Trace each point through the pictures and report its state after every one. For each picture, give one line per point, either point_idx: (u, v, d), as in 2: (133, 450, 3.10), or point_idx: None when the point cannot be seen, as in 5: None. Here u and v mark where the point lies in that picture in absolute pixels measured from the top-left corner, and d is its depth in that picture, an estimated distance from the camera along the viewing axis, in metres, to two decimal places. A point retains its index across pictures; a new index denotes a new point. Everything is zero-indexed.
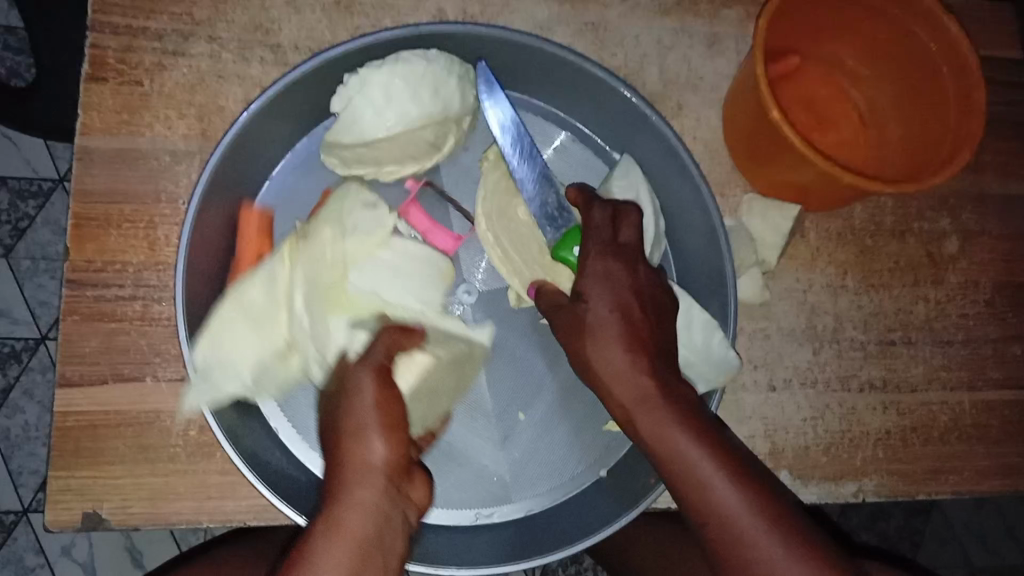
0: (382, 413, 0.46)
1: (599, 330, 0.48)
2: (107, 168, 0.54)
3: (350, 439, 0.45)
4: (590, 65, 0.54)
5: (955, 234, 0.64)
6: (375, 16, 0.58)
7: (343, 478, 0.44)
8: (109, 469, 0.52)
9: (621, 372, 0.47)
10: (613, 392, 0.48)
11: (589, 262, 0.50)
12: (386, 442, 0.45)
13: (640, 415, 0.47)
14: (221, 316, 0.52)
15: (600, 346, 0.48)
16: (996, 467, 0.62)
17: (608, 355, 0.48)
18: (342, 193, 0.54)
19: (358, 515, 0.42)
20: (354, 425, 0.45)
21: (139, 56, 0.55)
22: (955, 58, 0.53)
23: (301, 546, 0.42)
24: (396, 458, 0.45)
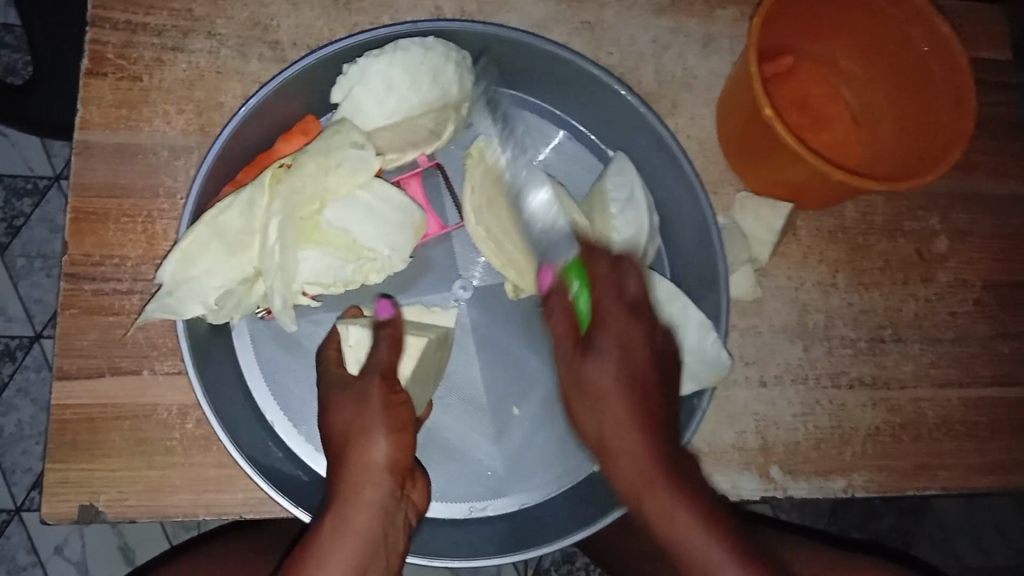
0: (388, 416, 0.49)
1: (613, 411, 0.48)
2: (105, 163, 0.55)
3: (357, 443, 0.48)
4: (587, 64, 0.55)
5: (945, 233, 0.65)
6: (373, 14, 0.59)
7: (352, 479, 0.48)
8: (107, 461, 0.53)
9: (633, 455, 0.47)
10: (619, 462, 0.48)
11: (603, 320, 0.49)
12: (391, 443, 0.48)
13: (651, 498, 0.47)
14: (196, 237, 0.51)
15: (614, 422, 0.48)
16: (983, 463, 0.63)
17: (622, 432, 0.47)
18: (331, 130, 0.53)
19: (365, 514, 0.47)
20: (361, 429, 0.48)
21: (138, 52, 0.56)
22: (947, 58, 0.54)
23: (310, 539, 0.47)
24: (400, 457, 0.49)
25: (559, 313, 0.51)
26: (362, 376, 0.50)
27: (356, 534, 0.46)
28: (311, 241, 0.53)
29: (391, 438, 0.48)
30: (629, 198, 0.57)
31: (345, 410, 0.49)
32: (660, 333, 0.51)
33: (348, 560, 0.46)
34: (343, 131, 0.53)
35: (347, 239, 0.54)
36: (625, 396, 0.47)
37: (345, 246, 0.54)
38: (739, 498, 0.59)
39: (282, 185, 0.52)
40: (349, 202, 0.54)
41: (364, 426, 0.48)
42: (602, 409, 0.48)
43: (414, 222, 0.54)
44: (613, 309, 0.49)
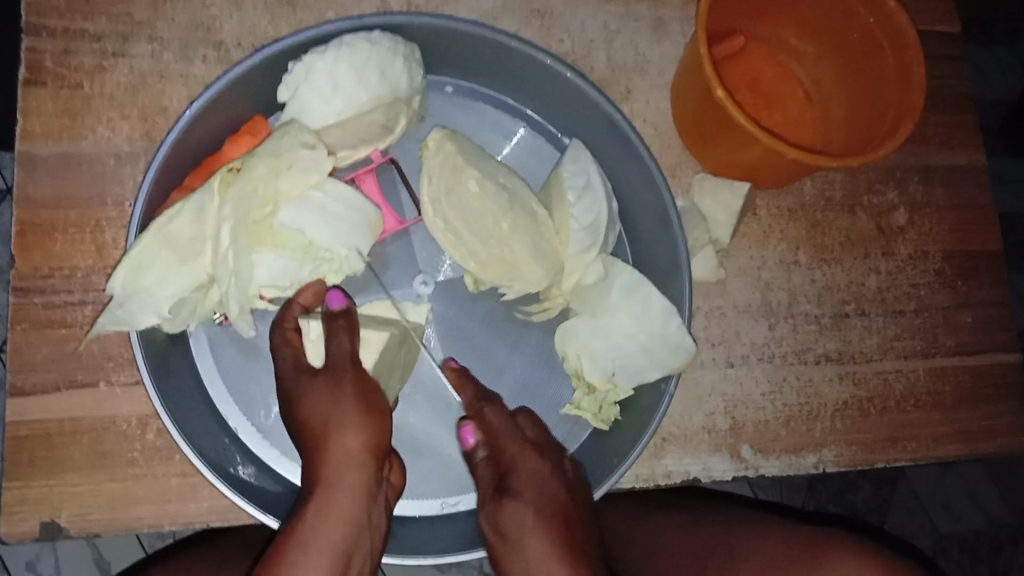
0: (364, 399, 0.48)
1: (531, 543, 0.47)
2: (50, 174, 0.53)
3: (334, 428, 0.47)
4: (536, 52, 0.55)
5: (902, 206, 0.65)
6: (318, 10, 0.58)
7: (332, 466, 0.46)
8: (66, 478, 0.51)
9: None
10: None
11: (515, 488, 0.49)
12: (368, 429, 0.47)
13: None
14: (143, 247, 0.50)
15: (543, 571, 0.47)
16: (951, 432, 0.63)
17: (548, 563, 0.47)
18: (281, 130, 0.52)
19: (347, 501, 0.46)
20: (336, 416, 0.47)
21: (79, 59, 0.54)
22: (894, 31, 0.54)
23: (291, 527, 0.45)
24: (378, 442, 0.48)
25: (482, 468, 0.51)
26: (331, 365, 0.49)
27: (340, 521, 0.45)
28: (265, 244, 0.52)
29: (369, 423, 0.47)
30: (587, 186, 0.56)
31: (320, 397, 0.48)
32: (571, 471, 0.52)
33: (333, 545, 0.44)
34: (291, 132, 0.51)
35: (302, 239, 0.53)
36: (545, 532, 0.47)
37: (301, 248, 0.53)
38: (709, 480, 0.59)
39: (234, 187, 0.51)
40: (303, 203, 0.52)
41: (340, 412, 0.47)
42: (525, 557, 0.47)
43: (371, 221, 0.53)
44: (526, 452, 0.50)
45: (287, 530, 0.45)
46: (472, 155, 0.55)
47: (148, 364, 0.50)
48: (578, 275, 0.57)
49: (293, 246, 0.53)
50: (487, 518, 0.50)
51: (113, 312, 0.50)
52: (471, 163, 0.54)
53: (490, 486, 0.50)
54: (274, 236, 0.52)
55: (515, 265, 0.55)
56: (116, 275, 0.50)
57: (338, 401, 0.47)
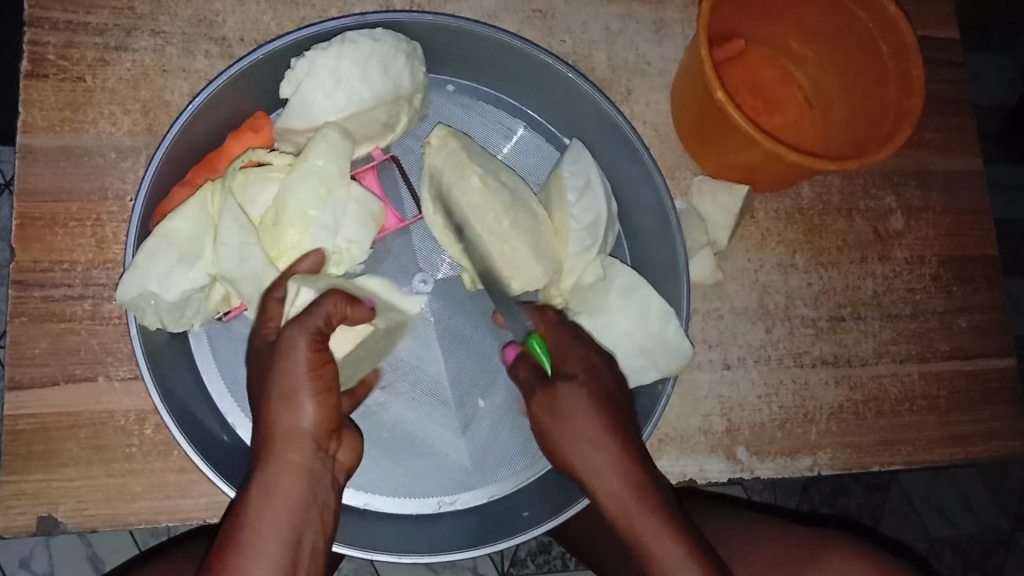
0: (315, 375, 0.44)
1: (584, 425, 0.48)
2: (50, 167, 0.53)
3: (282, 403, 0.44)
4: (539, 52, 0.55)
5: (900, 210, 0.65)
6: (321, 7, 0.58)
7: (275, 441, 0.44)
8: (63, 472, 0.51)
9: (615, 467, 0.47)
10: (602, 495, 0.48)
11: (566, 367, 0.51)
12: (317, 407, 0.44)
13: (638, 522, 0.46)
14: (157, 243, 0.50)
15: (595, 455, 0.48)
16: (945, 436, 0.64)
17: (597, 437, 0.48)
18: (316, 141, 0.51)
19: (292, 481, 0.44)
20: (282, 389, 0.44)
21: (80, 52, 0.54)
22: (894, 37, 0.55)
23: (238, 506, 0.44)
24: (328, 416, 0.45)
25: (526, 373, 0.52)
26: (285, 331, 0.45)
27: (289, 499, 0.43)
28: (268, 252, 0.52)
29: (319, 397, 0.44)
30: (587, 186, 0.56)
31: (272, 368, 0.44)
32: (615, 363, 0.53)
33: (279, 527, 0.43)
34: (319, 133, 0.51)
35: (303, 247, 0.52)
36: (594, 409, 0.49)
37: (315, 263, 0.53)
38: (705, 481, 0.59)
39: (252, 188, 0.52)
40: (309, 211, 0.52)
41: (288, 385, 0.44)
42: (580, 439, 0.48)
43: (373, 212, 0.53)
44: (572, 343, 0.52)
45: (236, 509, 0.44)
46: (475, 153, 0.55)
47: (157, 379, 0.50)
48: (576, 275, 0.56)
49: (294, 254, 0.52)
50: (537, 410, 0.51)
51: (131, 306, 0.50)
52: (474, 160, 0.54)
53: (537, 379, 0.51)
54: (278, 243, 0.52)
55: (514, 263, 0.54)
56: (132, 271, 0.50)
57: (285, 371, 0.44)
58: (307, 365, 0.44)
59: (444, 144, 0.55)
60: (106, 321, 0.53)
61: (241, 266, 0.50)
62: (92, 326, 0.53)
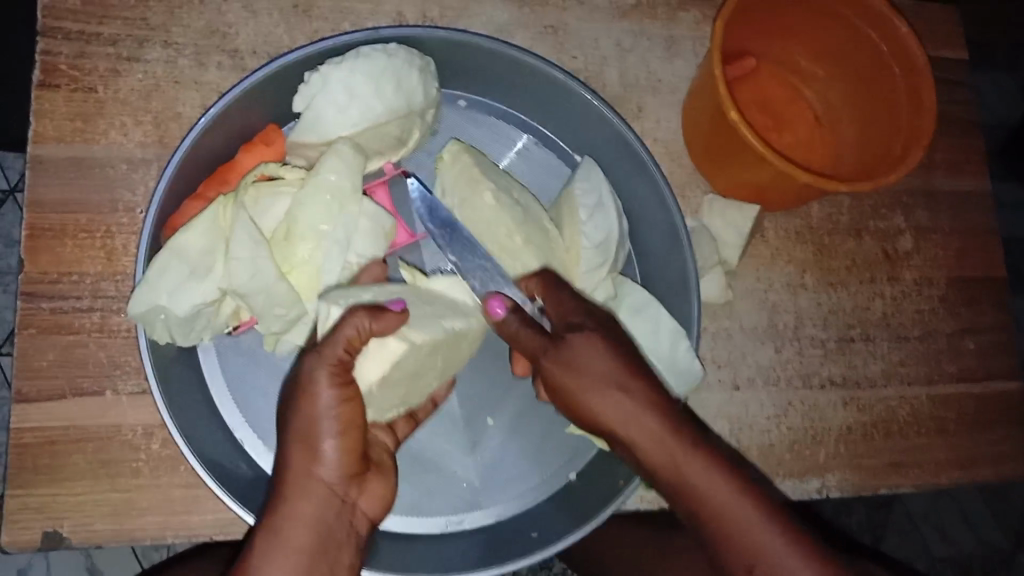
0: (341, 414, 0.44)
1: (603, 371, 0.46)
2: (60, 178, 0.53)
3: (302, 444, 0.44)
4: (552, 70, 0.55)
5: (908, 230, 0.65)
6: (334, 20, 0.58)
7: (290, 486, 0.43)
8: (69, 486, 0.51)
9: (642, 413, 0.46)
10: (645, 453, 0.46)
11: (574, 319, 0.49)
12: (339, 448, 0.44)
13: (690, 471, 0.45)
14: (167, 257, 0.49)
15: (631, 411, 0.46)
16: (953, 459, 0.63)
17: (616, 381, 0.46)
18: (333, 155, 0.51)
19: (302, 528, 0.43)
20: (305, 428, 0.43)
21: (92, 63, 0.54)
22: (907, 59, 0.55)
23: (248, 554, 0.43)
24: (348, 462, 0.44)
25: (522, 332, 0.48)
26: (308, 360, 0.44)
27: (295, 547, 0.42)
28: (280, 266, 0.51)
29: (341, 438, 0.44)
30: (598, 205, 0.56)
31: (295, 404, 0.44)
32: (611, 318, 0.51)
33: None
34: (332, 149, 0.51)
35: (314, 263, 0.52)
36: (609, 354, 0.47)
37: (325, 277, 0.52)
38: None
39: (265, 201, 0.52)
40: (322, 227, 0.52)
41: (308, 427, 0.43)
42: (602, 386, 0.46)
43: (385, 229, 0.53)
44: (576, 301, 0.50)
45: (248, 551, 0.43)
46: (488, 169, 0.55)
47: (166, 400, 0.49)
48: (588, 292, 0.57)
49: (305, 270, 0.52)
50: (548, 371, 0.47)
51: (140, 322, 0.49)
52: (487, 176, 0.54)
53: (542, 337, 0.47)
54: (289, 258, 0.52)
55: None
56: (140, 288, 0.49)
57: (305, 410, 0.44)
58: (328, 404, 0.43)
59: (458, 158, 0.55)
60: (115, 334, 0.52)
61: (252, 281, 0.49)
62: (100, 339, 0.52)
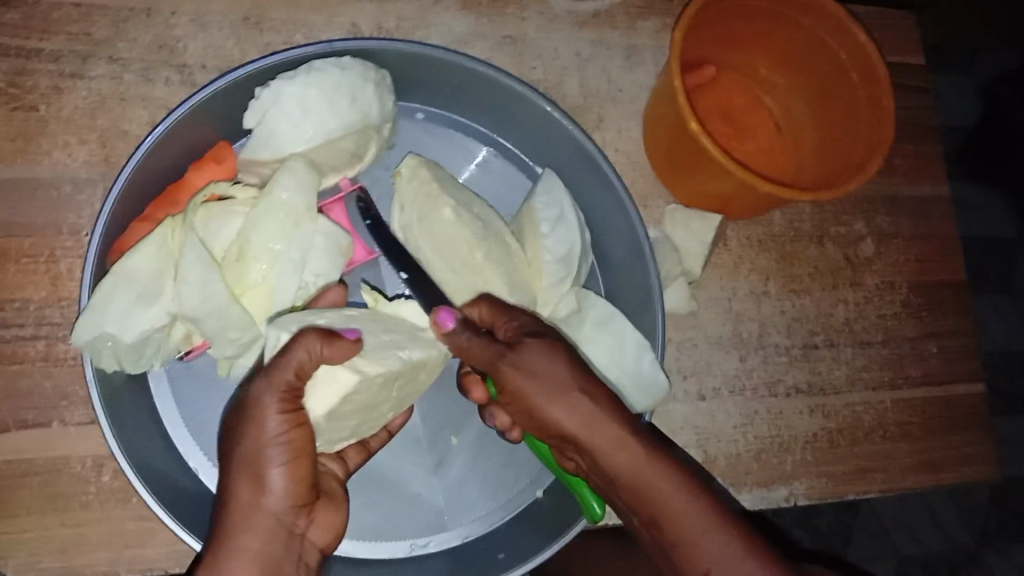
0: (291, 440, 0.42)
1: (559, 376, 0.44)
2: (1, 200, 0.51)
3: (248, 474, 0.42)
4: (510, 81, 0.54)
5: (870, 236, 0.66)
6: (286, 33, 0.56)
7: (235, 518, 0.42)
8: (15, 522, 0.49)
9: (598, 417, 0.43)
10: (603, 459, 0.43)
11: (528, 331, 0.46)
12: (287, 476, 0.42)
13: (650, 476, 0.43)
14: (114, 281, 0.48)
15: (587, 415, 0.44)
16: (918, 463, 0.64)
17: (571, 386, 0.44)
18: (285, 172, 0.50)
19: (248, 563, 0.41)
20: (252, 457, 0.42)
21: (34, 80, 0.52)
22: (865, 67, 0.55)
23: None
24: (299, 491, 0.43)
25: (472, 342, 0.47)
26: (255, 387, 0.43)
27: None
28: (232, 288, 0.50)
29: (289, 466, 0.42)
30: (560, 218, 0.55)
31: (241, 432, 0.42)
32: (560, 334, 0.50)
33: None
34: (285, 166, 0.50)
35: (269, 283, 0.51)
36: (564, 359, 0.45)
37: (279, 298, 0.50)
38: None
39: (215, 222, 0.50)
40: (275, 245, 0.50)
41: (255, 454, 0.42)
42: (556, 391, 0.44)
43: (342, 247, 0.52)
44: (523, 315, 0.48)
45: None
46: (447, 184, 0.54)
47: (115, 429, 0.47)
48: (551, 307, 0.56)
49: (260, 290, 0.51)
50: (503, 378, 0.45)
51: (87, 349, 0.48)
52: (446, 191, 0.53)
53: (495, 345, 0.46)
54: (242, 279, 0.50)
55: None
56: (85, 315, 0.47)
57: (251, 439, 0.42)
58: (276, 430, 0.42)
59: (416, 173, 0.54)
60: (61, 362, 0.50)
61: (203, 303, 0.48)
62: (46, 367, 0.50)
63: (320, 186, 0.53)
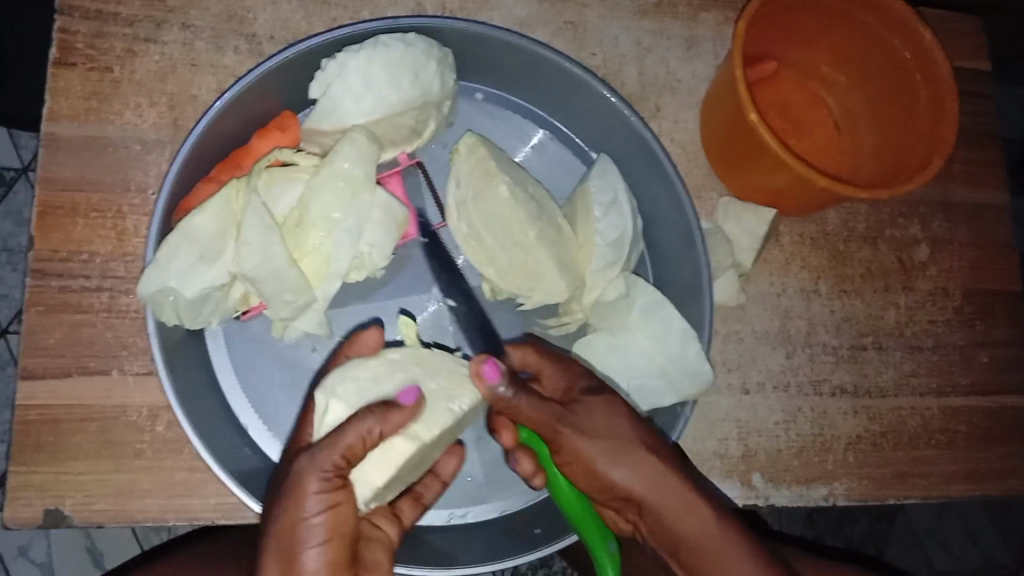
0: (331, 519, 0.43)
1: (618, 436, 0.49)
2: (73, 155, 0.53)
3: (283, 553, 0.42)
4: (571, 65, 0.54)
5: (925, 241, 0.65)
6: (353, 9, 0.58)
7: None
8: (71, 465, 0.51)
9: (658, 483, 0.49)
10: (674, 522, 0.50)
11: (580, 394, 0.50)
12: (323, 555, 0.42)
13: (710, 541, 0.50)
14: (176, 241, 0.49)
15: (651, 477, 0.49)
16: (962, 472, 0.63)
17: (627, 452, 0.49)
18: (347, 141, 0.51)
19: None
20: (292, 533, 0.42)
21: (109, 43, 0.54)
22: (929, 68, 0.54)
23: None
24: (334, 572, 0.43)
25: (529, 403, 0.47)
26: (296, 469, 0.43)
27: None
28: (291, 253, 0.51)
29: (324, 547, 0.42)
30: (613, 202, 0.55)
31: (280, 506, 0.43)
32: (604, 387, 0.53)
33: None
34: (346, 137, 0.51)
35: (325, 251, 0.52)
36: (622, 418, 0.50)
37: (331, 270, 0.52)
38: None
39: (277, 188, 0.52)
40: (333, 214, 0.51)
41: (293, 534, 0.42)
42: (619, 456, 0.49)
43: (397, 218, 0.53)
44: (567, 371, 0.50)
45: None
46: (502, 163, 0.54)
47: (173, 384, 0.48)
48: (599, 290, 0.56)
49: (316, 256, 0.52)
50: (563, 439, 0.48)
51: (149, 305, 0.49)
52: (502, 170, 0.53)
53: (553, 407, 0.48)
54: (301, 245, 0.51)
55: (540, 275, 0.54)
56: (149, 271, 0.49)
57: (288, 518, 0.42)
58: (315, 511, 0.42)
59: (470, 150, 0.54)
60: (122, 314, 0.52)
61: (261, 265, 0.49)
62: (108, 319, 0.52)
63: (379, 159, 0.54)
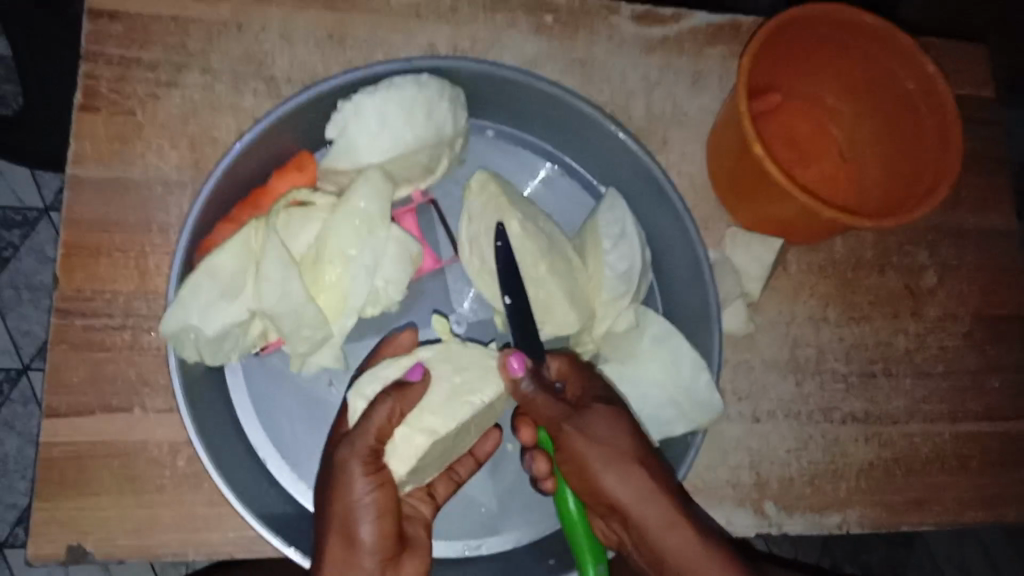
0: (381, 499, 0.47)
1: (617, 447, 0.50)
2: (97, 197, 0.54)
3: (340, 532, 0.47)
4: (580, 103, 0.56)
5: (933, 267, 0.65)
6: (367, 50, 0.59)
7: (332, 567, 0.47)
8: (94, 500, 0.52)
9: (648, 496, 0.50)
10: (658, 537, 0.50)
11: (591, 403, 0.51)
12: (377, 532, 0.47)
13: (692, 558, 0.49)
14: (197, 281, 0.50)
15: (641, 492, 0.50)
16: (975, 498, 0.63)
17: (619, 464, 0.50)
18: (362, 181, 0.52)
19: None
20: (346, 510, 0.46)
21: (133, 87, 0.56)
22: (933, 100, 0.55)
23: None
24: (387, 545, 0.47)
25: (540, 398, 0.50)
26: (341, 452, 0.47)
27: None
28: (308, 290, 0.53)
29: (376, 522, 0.47)
30: (622, 235, 0.57)
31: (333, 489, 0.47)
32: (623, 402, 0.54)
33: None
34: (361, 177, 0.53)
35: (342, 286, 0.53)
36: (624, 433, 0.51)
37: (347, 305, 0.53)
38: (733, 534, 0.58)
39: (295, 225, 0.53)
40: (350, 250, 0.53)
41: (347, 513, 0.46)
42: (611, 467, 0.50)
43: (412, 253, 0.54)
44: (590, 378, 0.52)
45: None
46: (513, 198, 0.55)
47: (195, 421, 0.50)
48: (609, 321, 0.57)
49: (334, 291, 0.53)
50: (563, 437, 0.50)
51: (172, 345, 0.50)
52: (514, 206, 0.54)
53: (563, 406, 0.50)
54: (319, 281, 0.53)
55: (552, 309, 0.55)
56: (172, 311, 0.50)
57: (340, 502, 0.47)
58: (363, 492, 0.47)
59: (482, 186, 0.55)
60: (144, 351, 0.53)
61: (280, 301, 0.51)
62: (130, 356, 0.53)
63: (393, 196, 0.55)
